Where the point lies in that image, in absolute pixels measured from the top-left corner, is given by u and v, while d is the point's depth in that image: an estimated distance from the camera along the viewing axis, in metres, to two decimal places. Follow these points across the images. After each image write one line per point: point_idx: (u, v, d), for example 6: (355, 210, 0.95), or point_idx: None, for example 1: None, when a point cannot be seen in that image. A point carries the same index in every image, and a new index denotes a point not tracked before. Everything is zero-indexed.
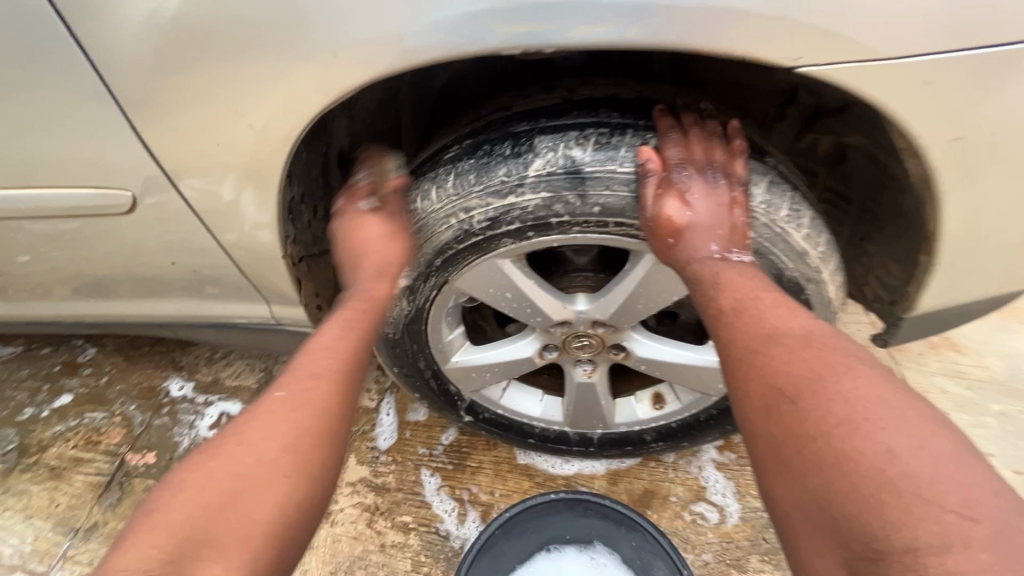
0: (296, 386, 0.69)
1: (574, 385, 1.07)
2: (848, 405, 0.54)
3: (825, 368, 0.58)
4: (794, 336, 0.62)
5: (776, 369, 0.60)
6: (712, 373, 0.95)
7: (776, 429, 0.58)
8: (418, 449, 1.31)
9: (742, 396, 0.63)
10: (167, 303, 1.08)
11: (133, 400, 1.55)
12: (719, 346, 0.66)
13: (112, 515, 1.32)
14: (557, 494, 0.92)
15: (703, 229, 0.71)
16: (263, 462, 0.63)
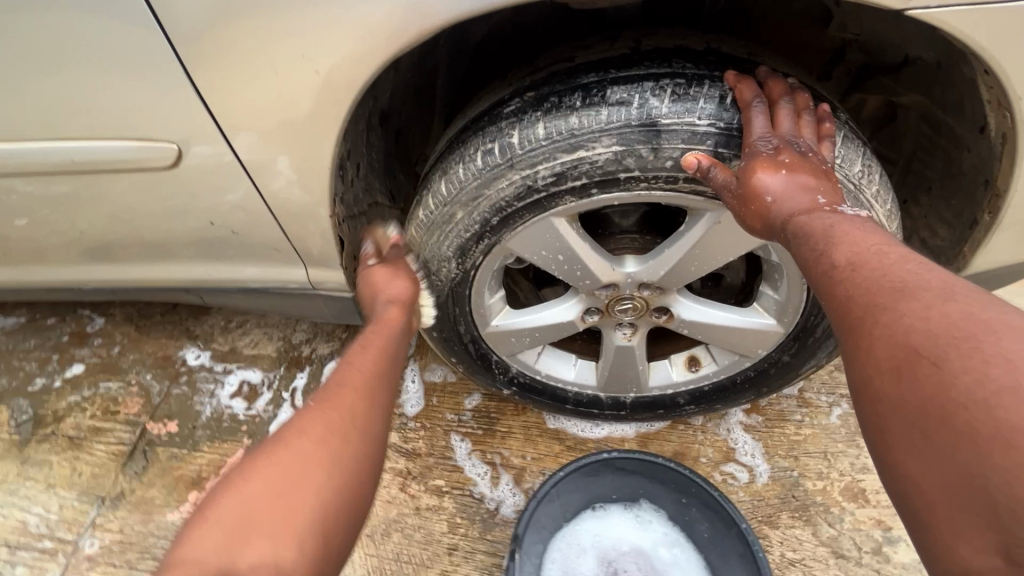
0: (336, 382, 0.74)
1: (612, 349, 1.07)
2: (1014, 369, 0.43)
3: (976, 320, 0.47)
4: (934, 288, 0.51)
5: (911, 325, 0.50)
6: (755, 335, 0.95)
7: (913, 396, 0.48)
8: (446, 415, 1.31)
9: (862, 353, 0.52)
10: (195, 267, 1.05)
11: (148, 370, 1.52)
12: (829, 297, 0.57)
13: (138, 483, 1.30)
14: (610, 453, 0.90)
15: (792, 193, 0.64)
16: (296, 462, 0.61)
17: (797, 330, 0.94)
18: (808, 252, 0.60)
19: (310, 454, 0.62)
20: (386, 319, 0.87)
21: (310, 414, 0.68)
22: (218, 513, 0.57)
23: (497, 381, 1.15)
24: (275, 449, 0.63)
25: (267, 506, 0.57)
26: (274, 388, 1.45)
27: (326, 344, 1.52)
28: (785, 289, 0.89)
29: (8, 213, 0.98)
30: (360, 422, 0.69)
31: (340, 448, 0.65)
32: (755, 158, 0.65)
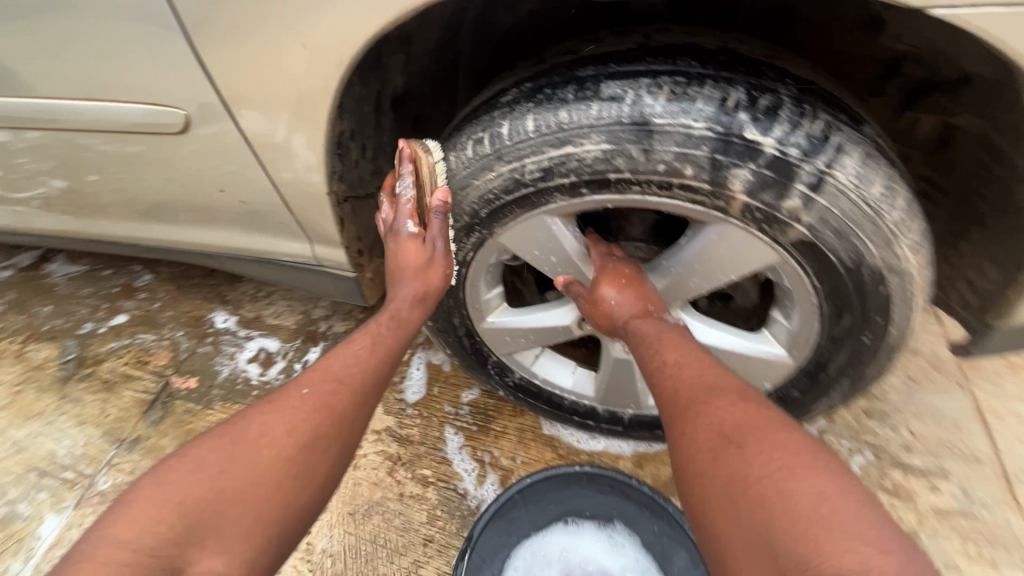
0: (319, 381, 0.75)
1: (610, 361, 1.03)
2: (788, 452, 0.60)
3: (707, 376, 0.72)
4: (709, 370, 0.73)
5: (683, 386, 0.71)
6: (761, 364, 0.87)
7: (724, 471, 0.61)
8: (444, 406, 1.31)
9: (690, 444, 0.66)
10: (220, 233, 1.10)
11: (181, 327, 1.61)
12: (667, 397, 0.72)
13: (154, 430, 1.38)
14: (583, 466, 0.90)
15: (631, 300, 0.80)
16: (256, 470, 0.65)
17: (808, 365, 0.85)
18: (653, 361, 0.76)
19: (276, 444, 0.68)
20: (401, 315, 0.84)
21: (281, 414, 0.71)
22: (174, 492, 0.62)
23: (491, 379, 1.13)
24: (237, 447, 0.67)
25: (224, 506, 0.62)
26: (289, 358, 1.50)
27: (343, 322, 1.56)
28: (797, 318, 0.80)
29: (63, 167, 1.06)
30: (330, 440, 0.71)
31: (299, 469, 0.67)
32: (605, 268, 0.81)
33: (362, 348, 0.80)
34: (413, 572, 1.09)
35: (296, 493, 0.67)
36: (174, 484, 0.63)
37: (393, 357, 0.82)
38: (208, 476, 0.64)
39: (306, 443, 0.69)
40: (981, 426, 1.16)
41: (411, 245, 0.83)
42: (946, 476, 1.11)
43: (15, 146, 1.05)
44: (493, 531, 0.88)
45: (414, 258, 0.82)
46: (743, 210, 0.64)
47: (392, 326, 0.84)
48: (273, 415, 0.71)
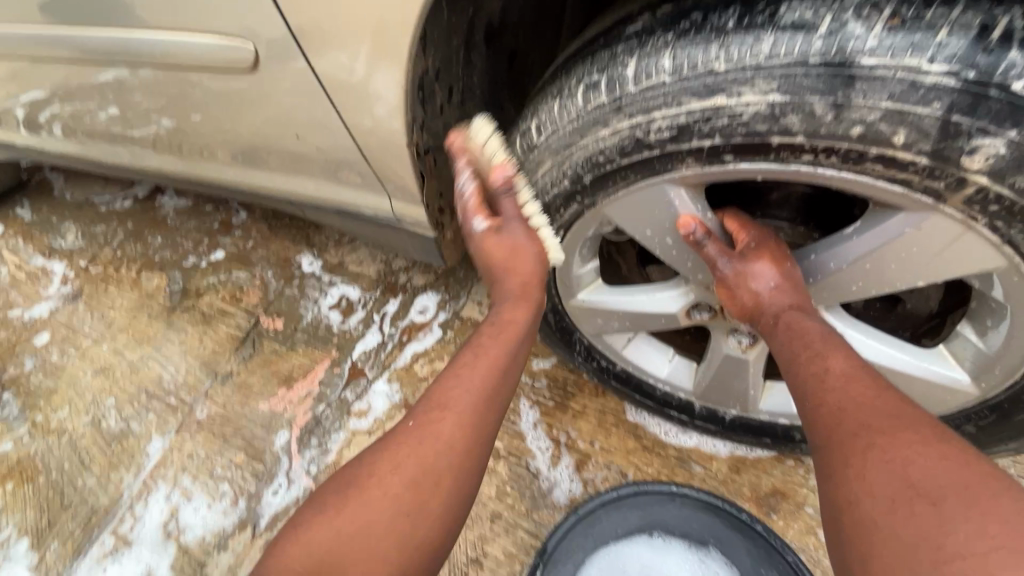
0: (429, 414, 0.64)
1: (719, 357, 0.88)
2: (1012, 527, 0.42)
3: (880, 397, 0.55)
4: (878, 388, 0.56)
5: (843, 404, 0.55)
6: (931, 389, 0.68)
7: (905, 531, 0.45)
8: (521, 375, 1.23)
9: (852, 489, 0.51)
10: (304, 179, 1.05)
11: (271, 267, 1.64)
12: (823, 413, 0.56)
13: (244, 367, 1.44)
14: (681, 488, 0.83)
15: (788, 288, 0.64)
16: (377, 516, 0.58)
17: (1001, 399, 0.65)
18: (808, 364, 0.60)
19: (386, 489, 0.60)
20: (505, 321, 0.71)
21: (401, 455, 0.62)
22: (310, 542, 0.57)
23: (576, 359, 1.02)
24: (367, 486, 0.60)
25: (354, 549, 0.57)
26: (368, 308, 1.48)
27: (422, 276, 1.51)
28: (1000, 339, 0.60)
29: (166, 107, 1.04)
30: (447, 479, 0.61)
31: (417, 510, 0.59)
32: (761, 246, 0.65)
33: (469, 371, 0.67)
34: (478, 547, 1.05)
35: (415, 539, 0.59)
36: (319, 528, 0.58)
37: (507, 371, 0.69)
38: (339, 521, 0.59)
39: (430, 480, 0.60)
40: None
41: (490, 239, 0.68)
42: None
43: (132, 83, 1.00)
44: (574, 534, 0.83)
45: (498, 252, 0.69)
46: (970, 198, 0.47)
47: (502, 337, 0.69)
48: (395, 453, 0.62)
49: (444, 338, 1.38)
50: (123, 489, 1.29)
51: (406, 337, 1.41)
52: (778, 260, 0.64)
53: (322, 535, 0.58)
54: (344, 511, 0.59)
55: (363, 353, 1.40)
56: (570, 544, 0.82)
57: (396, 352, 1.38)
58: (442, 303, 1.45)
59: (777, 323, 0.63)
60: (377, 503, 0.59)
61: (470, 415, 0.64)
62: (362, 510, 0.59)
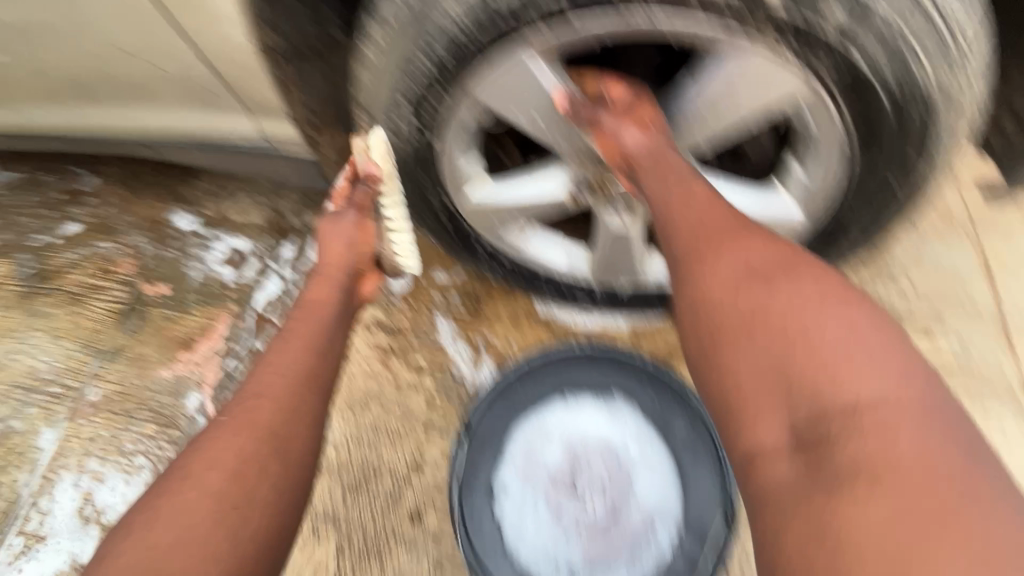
0: (241, 401, 0.68)
1: (605, 236, 0.94)
2: (808, 292, 0.58)
3: (722, 212, 0.67)
4: (717, 201, 0.68)
5: (701, 219, 0.66)
6: (771, 222, 0.79)
7: (774, 360, 0.56)
8: (432, 292, 1.25)
9: (706, 285, 0.63)
10: (153, 112, 0.95)
11: (139, 232, 1.48)
12: (681, 229, 0.67)
13: (134, 339, 1.33)
14: (580, 347, 0.99)
15: (655, 132, 0.72)
16: (200, 507, 0.59)
17: (825, 223, 0.79)
18: (670, 186, 0.69)
19: (202, 484, 0.61)
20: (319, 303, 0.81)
21: (209, 450, 0.64)
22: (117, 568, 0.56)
23: (479, 263, 1.06)
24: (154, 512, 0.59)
25: (175, 552, 0.56)
26: (262, 257, 1.40)
27: (315, 215, 1.44)
28: (820, 163, 0.71)
29: None
30: (273, 453, 0.65)
31: (239, 504, 0.61)
32: (637, 102, 0.74)
33: (282, 352, 0.74)
34: (417, 455, 1.11)
35: (244, 526, 0.60)
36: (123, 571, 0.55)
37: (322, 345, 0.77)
38: (145, 537, 0.57)
39: (240, 482, 0.62)
40: (985, 274, 1.14)
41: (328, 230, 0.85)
42: (942, 329, 1.10)
43: None
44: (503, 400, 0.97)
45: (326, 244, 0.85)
46: (771, 21, 0.59)
47: (308, 312, 0.79)
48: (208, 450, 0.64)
49: None
50: (21, 489, 1.19)
51: None
52: (643, 111, 0.73)
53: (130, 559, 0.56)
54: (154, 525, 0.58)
55: (268, 304, 1.34)
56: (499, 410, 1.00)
57: None
58: None
59: (647, 158, 0.71)
60: (195, 499, 0.60)
61: (289, 382, 0.70)
62: (178, 522, 0.58)
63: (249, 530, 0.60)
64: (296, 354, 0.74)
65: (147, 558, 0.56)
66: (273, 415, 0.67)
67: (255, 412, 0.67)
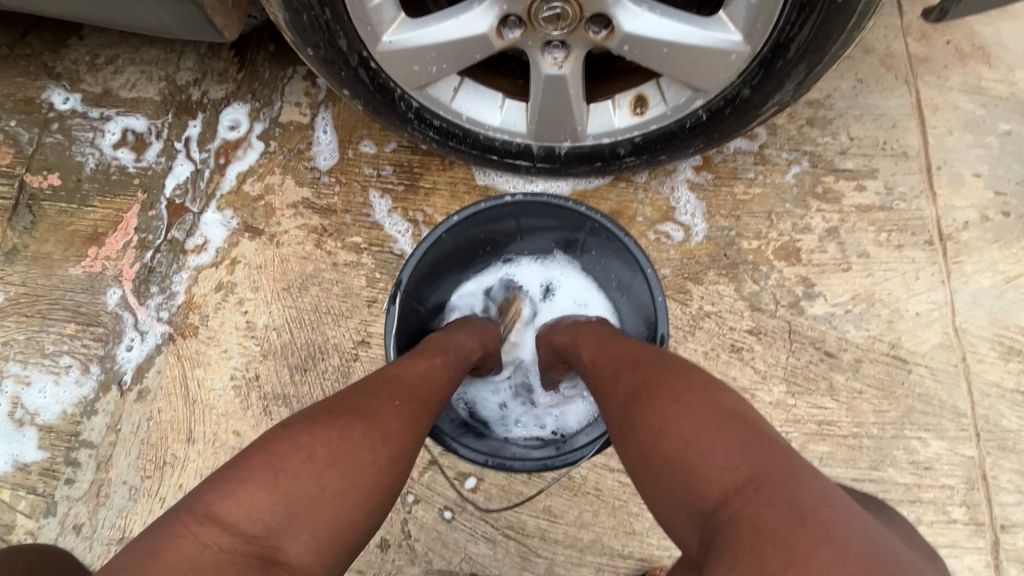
0: (405, 381, 0.69)
1: (540, 81, 0.85)
2: (687, 409, 0.56)
3: (621, 353, 0.72)
4: (616, 342, 0.76)
5: (603, 362, 0.72)
6: (712, 57, 0.77)
7: (627, 449, 0.60)
8: (363, 169, 1.17)
9: (610, 425, 0.64)
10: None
11: (10, 116, 1.27)
12: (592, 367, 0.74)
13: (30, 237, 1.19)
14: (512, 197, 0.94)
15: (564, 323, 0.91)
16: (366, 465, 0.56)
17: (766, 49, 0.76)
18: (572, 330, 0.85)
19: (372, 440, 0.58)
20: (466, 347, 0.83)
21: (376, 410, 0.62)
22: (277, 481, 0.52)
23: (405, 128, 0.95)
24: (316, 431, 0.56)
25: (315, 503, 0.53)
26: (165, 137, 1.24)
27: (219, 87, 1.26)
28: None
29: None
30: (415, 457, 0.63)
31: (385, 482, 0.58)
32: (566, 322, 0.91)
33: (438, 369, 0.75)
34: (362, 331, 1.10)
35: (377, 509, 0.57)
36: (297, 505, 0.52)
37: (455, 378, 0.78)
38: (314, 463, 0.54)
39: (395, 464, 0.59)
40: (919, 120, 1.15)
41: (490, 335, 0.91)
42: (874, 176, 1.13)
43: None
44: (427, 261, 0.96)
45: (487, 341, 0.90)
46: None
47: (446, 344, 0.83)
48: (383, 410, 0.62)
49: (269, 151, 1.20)
50: None
51: (224, 159, 1.21)
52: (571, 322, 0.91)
53: (292, 478, 0.53)
54: (323, 455, 0.55)
55: (178, 189, 1.20)
56: (429, 270, 0.99)
57: (216, 177, 1.20)
58: (254, 114, 1.23)
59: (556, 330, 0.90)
60: (365, 452, 0.57)
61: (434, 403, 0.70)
62: (344, 462, 0.55)
63: (375, 518, 0.57)
64: (443, 370, 0.76)
65: (306, 492, 0.53)
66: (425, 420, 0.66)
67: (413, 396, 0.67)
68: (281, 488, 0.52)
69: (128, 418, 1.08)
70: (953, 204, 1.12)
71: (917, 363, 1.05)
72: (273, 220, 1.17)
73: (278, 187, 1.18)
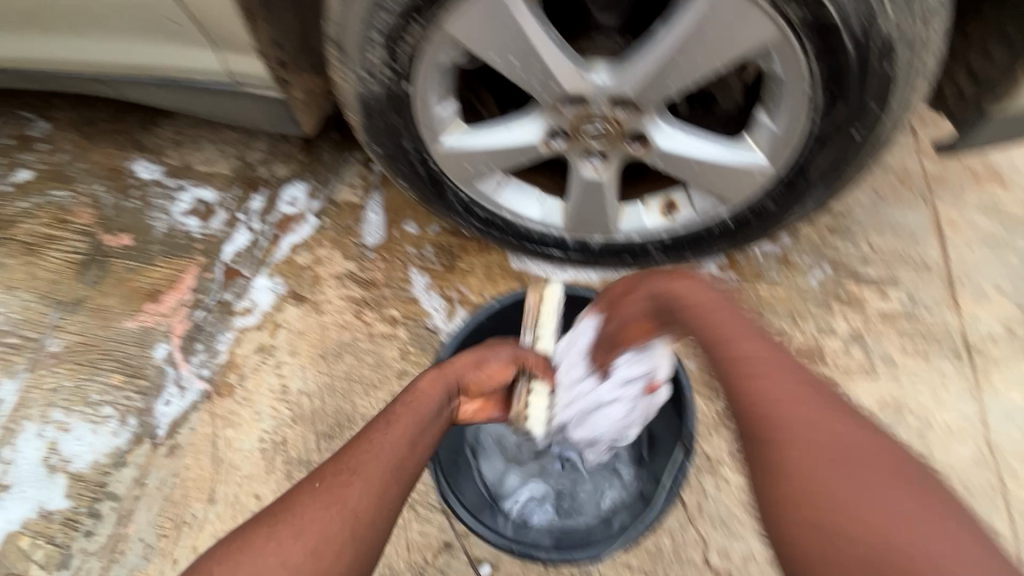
0: (341, 466, 0.71)
1: (580, 183, 0.93)
2: (900, 493, 0.57)
3: (789, 381, 0.67)
4: (779, 360, 0.70)
5: (766, 383, 0.67)
6: (739, 173, 0.84)
7: (836, 519, 0.57)
8: (406, 247, 1.26)
9: (786, 472, 0.61)
10: (120, 43, 0.94)
11: (98, 181, 1.42)
12: (744, 387, 0.68)
13: (95, 290, 1.29)
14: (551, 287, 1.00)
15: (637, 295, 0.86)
16: (276, 574, 0.61)
17: (789, 171, 0.83)
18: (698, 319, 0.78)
19: (285, 548, 0.63)
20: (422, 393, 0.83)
21: (299, 513, 0.66)
22: None
23: (452, 216, 1.04)
24: (235, 553, 0.63)
25: None
26: (230, 208, 1.36)
27: (284, 167, 1.39)
28: (786, 113, 0.77)
29: None
30: (351, 540, 0.66)
31: None
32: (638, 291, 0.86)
33: (391, 433, 0.76)
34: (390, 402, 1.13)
35: None
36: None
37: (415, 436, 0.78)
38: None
39: (317, 560, 0.63)
40: (939, 234, 1.20)
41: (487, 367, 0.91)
42: (896, 284, 1.16)
43: None
44: (464, 342, 1.03)
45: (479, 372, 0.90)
46: None
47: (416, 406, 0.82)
48: (304, 509, 0.67)
49: (322, 226, 1.31)
50: None
51: (280, 230, 1.31)
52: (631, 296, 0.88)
53: None
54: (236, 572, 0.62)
55: (235, 255, 1.30)
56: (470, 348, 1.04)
57: (271, 246, 1.30)
58: (313, 192, 1.35)
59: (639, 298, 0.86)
60: (274, 564, 0.62)
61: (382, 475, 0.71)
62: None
63: None
64: (397, 433, 0.76)
65: None
66: (361, 501, 0.68)
67: (366, 478, 0.70)
68: None
69: (154, 473, 1.11)
70: (978, 316, 1.13)
71: (950, 478, 1.02)
72: (319, 288, 1.24)
73: (326, 259, 1.27)
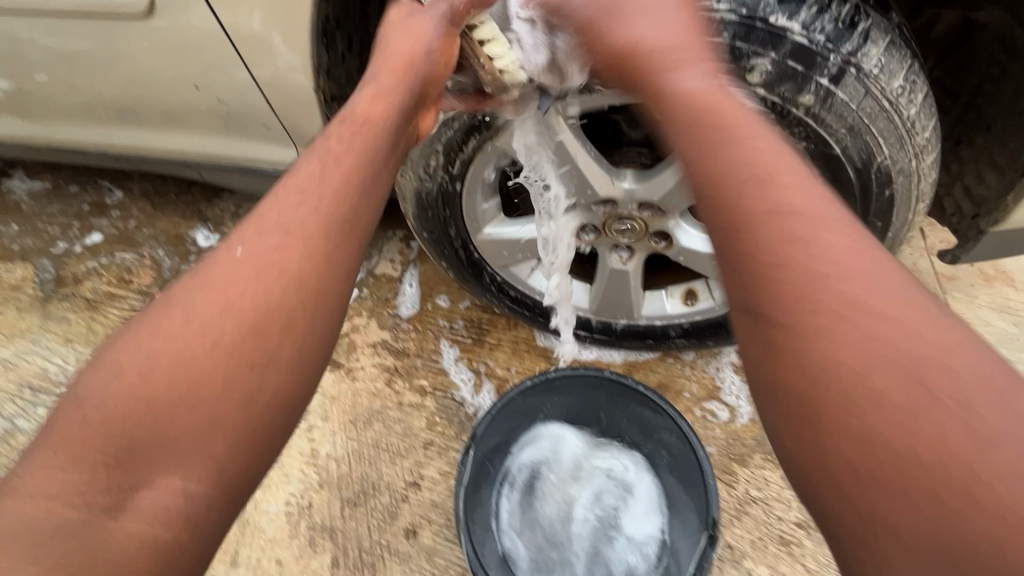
0: (209, 283, 0.54)
1: (606, 272, 1.01)
2: None
3: (907, 299, 0.44)
4: (866, 266, 0.46)
5: (848, 298, 0.45)
6: None
7: (919, 492, 0.39)
8: (438, 319, 1.33)
9: (868, 421, 0.42)
10: (212, 137, 1.08)
11: (161, 246, 1.56)
12: (804, 294, 0.46)
13: None
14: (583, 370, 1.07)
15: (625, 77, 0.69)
16: (166, 400, 0.49)
17: None
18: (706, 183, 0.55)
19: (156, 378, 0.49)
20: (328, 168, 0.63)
21: (162, 328, 0.52)
22: (85, 412, 0.47)
23: (486, 294, 1.12)
24: (137, 342, 0.51)
25: (140, 420, 0.47)
26: None
27: None
28: None
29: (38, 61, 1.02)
30: (254, 360, 0.52)
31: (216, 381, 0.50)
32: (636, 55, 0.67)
33: (285, 226, 0.58)
34: (415, 472, 1.16)
35: (222, 414, 0.49)
36: (86, 398, 0.48)
37: (332, 220, 0.60)
38: (119, 392, 0.48)
39: (210, 383, 0.50)
40: None
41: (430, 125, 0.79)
42: None
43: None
44: (499, 418, 1.06)
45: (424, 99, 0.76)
46: None
47: (363, 127, 0.67)
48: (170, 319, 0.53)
49: (361, 296, 1.38)
50: None
51: None
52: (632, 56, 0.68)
53: (101, 402, 0.48)
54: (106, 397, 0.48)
55: None
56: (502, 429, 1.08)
57: None
58: None
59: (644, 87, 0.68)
60: (164, 375, 0.49)
61: (276, 316, 0.55)
62: (144, 373, 0.49)
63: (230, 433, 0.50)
64: (294, 235, 0.58)
65: (104, 416, 0.47)
66: (255, 332, 0.53)
67: (239, 284, 0.55)
68: (98, 414, 0.47)
69: None
70: None
71: None
72: (353, 355, 1.31)
73: (363, 327, 1.34)
